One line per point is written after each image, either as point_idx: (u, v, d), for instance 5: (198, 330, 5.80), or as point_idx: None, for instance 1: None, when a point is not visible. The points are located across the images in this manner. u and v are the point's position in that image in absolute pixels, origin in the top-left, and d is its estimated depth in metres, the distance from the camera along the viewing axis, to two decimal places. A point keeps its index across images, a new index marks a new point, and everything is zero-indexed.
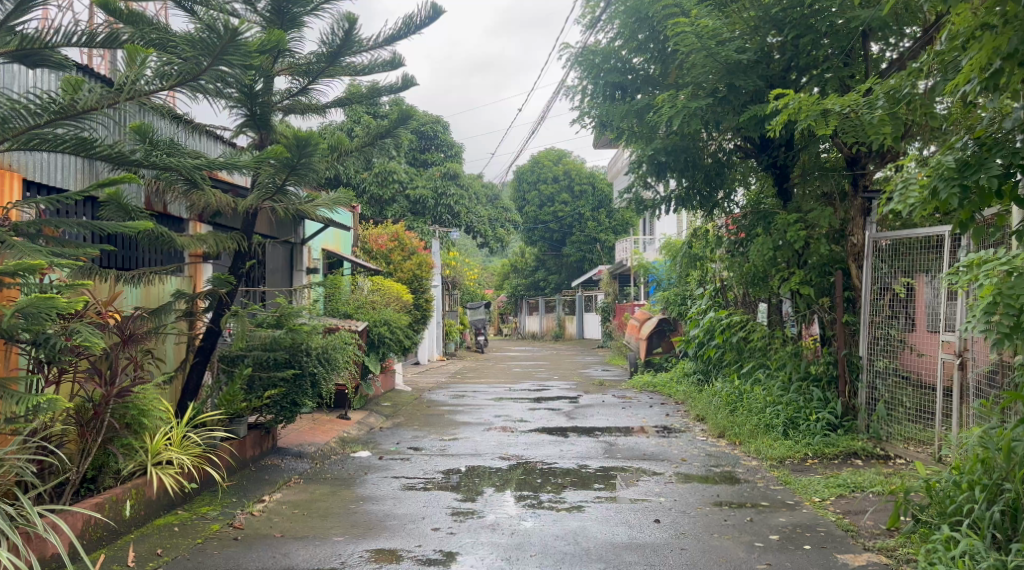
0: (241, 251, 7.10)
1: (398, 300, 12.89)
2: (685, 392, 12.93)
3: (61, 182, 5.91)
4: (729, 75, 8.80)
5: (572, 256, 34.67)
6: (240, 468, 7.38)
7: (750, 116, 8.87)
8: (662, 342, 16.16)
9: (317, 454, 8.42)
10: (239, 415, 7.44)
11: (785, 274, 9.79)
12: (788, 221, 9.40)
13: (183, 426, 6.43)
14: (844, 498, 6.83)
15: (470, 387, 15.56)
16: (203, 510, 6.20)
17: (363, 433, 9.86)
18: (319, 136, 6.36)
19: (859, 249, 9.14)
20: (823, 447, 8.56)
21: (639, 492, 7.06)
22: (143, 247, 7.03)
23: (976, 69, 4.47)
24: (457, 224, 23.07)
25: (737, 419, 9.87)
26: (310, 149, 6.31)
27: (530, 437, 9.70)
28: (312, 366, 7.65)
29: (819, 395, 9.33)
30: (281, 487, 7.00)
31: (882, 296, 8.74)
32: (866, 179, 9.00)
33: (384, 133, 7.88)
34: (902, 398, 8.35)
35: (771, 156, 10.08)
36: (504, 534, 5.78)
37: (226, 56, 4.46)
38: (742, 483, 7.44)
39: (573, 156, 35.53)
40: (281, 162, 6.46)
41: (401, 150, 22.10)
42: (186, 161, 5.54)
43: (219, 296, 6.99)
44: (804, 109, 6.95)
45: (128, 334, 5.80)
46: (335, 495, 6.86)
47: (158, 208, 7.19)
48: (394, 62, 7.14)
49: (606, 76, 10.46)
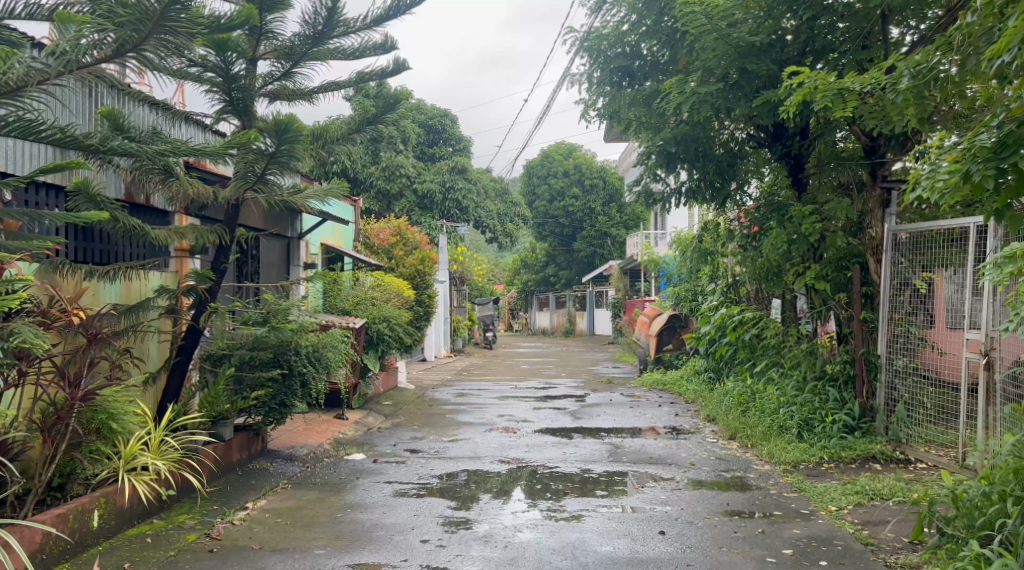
0: (223, 246, 6.71)
1: (399, 297, 12.51)
2: (695, 391, 12.51)
3: (18, 170, 5.54)
4: (741, 59, 8.35)
5: (582, 251, 34.21)
6: (225, 473, 7.02)
7: (763, 102, 8.45)
8: (673, 339, 15.70)
9: (309, 457, 8.05)
10: (224, 417, 7.09)
11: (800, 268, 9.35)
12: (803, 213, 9.02)
13: (160, 430, 6.07)
14: (862, 507, 6.43)
15: (476, 385, 15.23)
16: (180, 519, 5.85)
17: (359, 435, 9.49)
18: (302, 122, 6.01)
19: (877, 243, 8.69)
20: (839, 450, 8.16)
21: (644, 501, 6.65)
22: (123, 241, 6.72)
23: (1022, 32, 4.03)
24: (464, 219, 22.64)
25: (750, 420, 9.46)
26: (290, 134, 5.98)
27: (532, 439, 9.32)
28: (301, 365, 7.29)
29: (836, 395, 8.89)
30: (266, 494, 6.64)
31: (903, 290, 8.29)
32: (885, 168, 8.60)
33: (373, 120, 7.41)
34: (923, 399, 7.92)
35: (785, 146, 9.74)
36: (497, 547, 5.41)
37: (168, 22, 4.12)
38: (754, 490, 7.04)
39: (584, 150, 35.07)
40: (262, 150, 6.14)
41: (408, 144, 21.74)
42: (148, 148, 4.94)
43: (201, 293, 6.62)
44: (821, 90, 6.54)
45: (94, 334, 5.49)
46: (323, 502, 6.49)
47: (139, 199, 6.83)
48: (385, 45, 6.76)
49: (613, 62, 10.04)
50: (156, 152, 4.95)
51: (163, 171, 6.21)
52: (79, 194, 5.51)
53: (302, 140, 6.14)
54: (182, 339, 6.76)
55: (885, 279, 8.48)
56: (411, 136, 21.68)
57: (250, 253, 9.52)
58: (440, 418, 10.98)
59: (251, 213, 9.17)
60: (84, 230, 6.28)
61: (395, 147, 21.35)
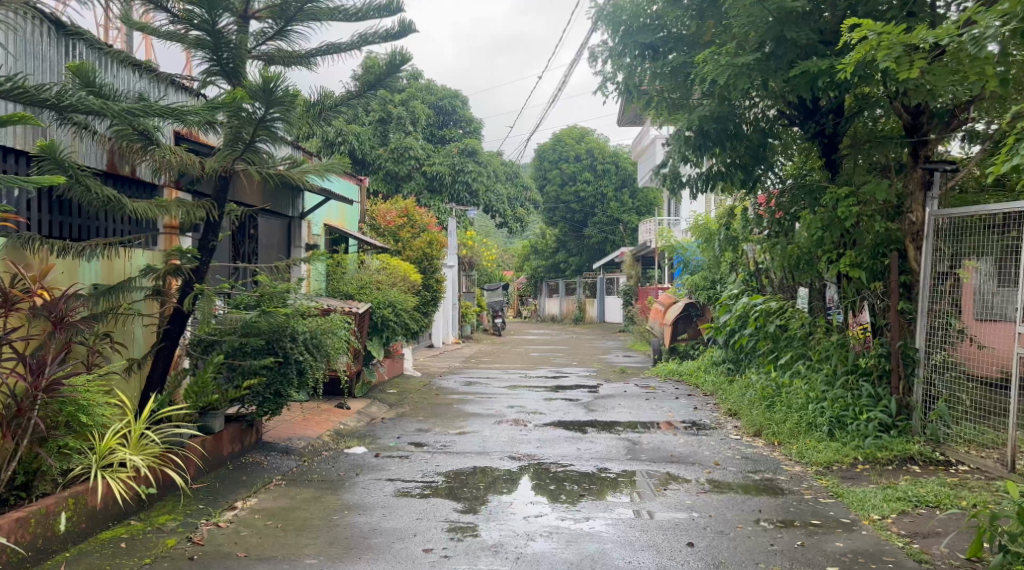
0: (212, 222, 6.13)
1: (406, 281, 11.94)
2: (714, 383, 11.96)
3: None
4: (778, 27, 7.86)
5: (594, 237, 33.56)
6: (214, 467, 6.47)
7: (801, 74, 7.91)
8: (689, 329, 15.04)
9: (306, 450, 7.51)
10: (213, 409, 6.54)
11: (833, 253, 8.72)
12: (838, 196, 8.40)
13: (141, 422, 5.53)
14: (907, 515, 5.88)
15: (483, 373, 14.71)
16: (160, 520, 5.30)
17: (361, 426, 8.94)
18: (288, 83, 5.46)
19: (917, 228, 8.09)
20: (875, 450, 7.60)
21: (667, 506, 6.09)
22: (106, 216, 6.22)
23: None
24: (475, 203, 22.05)
25: (776, 416, 8.89)
26: (278, 95, 5.41)
27: (544, 433, 8.76)
28: (296, 353, 6.72)
29: (870, 391, 8.30)
30: (258, 492, 6.12)
31: (947, 279, 7.73)
32: (928, 148, 8.07)
33: (375, 85, 6.67)
34: (964, 396, 7.37)
35: (818, 124, 9.10)
36: (508, 560, 4.89)
37: None
38: (787, 494, 6.47)
39: (597, 133, 34.30)
40: (251, 113, 5.58)
41: (418, 125, 21.16)
42: (117, 106, 4.50)
43: (187, 274, 6.08)
44: (887, 42, 5.93)
45: (59, 317, 5.07)
46: (318, 502, 5.94)
47: (124, 170, 6.32)
48: (389, 6, 6.17)
49: (636, 34, 9.40)
50: (123, 110, 4.56)
51: (142, 137, 5.69)
52: (47, 160, 5.02)
53: (296, 103, 5.59)
54: (167, 323, 6.20)
55: (926, 267, 7.86)
56: (420, 117, 21.15)
57: (247, 233, 8.98)
58: (446, 408, 10.45)
59: (248, 190, 8.63)
60: (60, 203, 5.78)
61: (404, 129, 20.82)
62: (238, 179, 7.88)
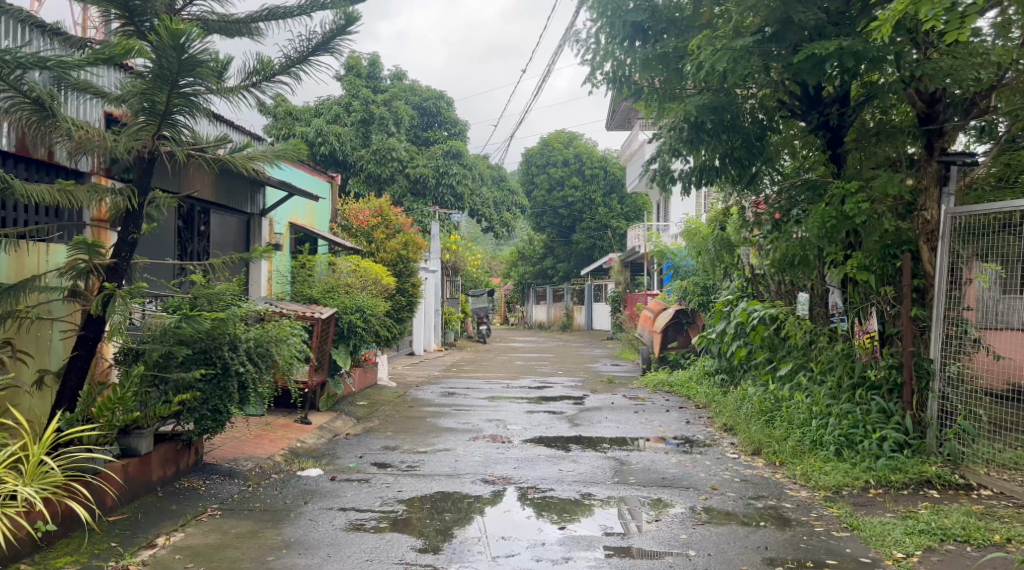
0: (132, 212, 5.22)
1: (378, 285, 11.08)
2: (707, 394, 11.15)
3: None
4: (785, 7, 7.19)
5: (581, 243, 32.76)
6: (138, 495, 5.60)
7: (808, 58, 7.17)
8: (678, 337, 14.20)
9: (253, 472, 6.64)
10: (137, 427, 5.61)
11: (838, 255, 7.91)
12: (846, 190, 7.45)
13: (41, 448, 4.72)
14: (934, 553, 5.11)
15: (462, 383, 13.84)
16: (57, 564, 4.50)
17: (321, 444, 8.07)
18: (200, 39, 4.67)
19: (933, 227, 7.28)
20: (887, 472, 6.80)
21: (659, 541, 5.26)
22: (13, 204, 5.45)
23: None
24: (459, 206, 21.20)
25: (775, 433, 8.05)
26: (189, 52, 4.64)
27: (522, 452, 7.93)
28: (237, 363, 5.94)
29: (880, 406, 7.47)
30: (186, 525, 5.30)
31: (962, 285, 6.97)
32: (944, 140, 7.31)
33: (320, 49, 5.75)
34: (982, 411, 6.62)
35: (822, 114, 8.28)
36: None
37: None
38: (795, 526, 5.67)
39: (586, 138, 33.53)
40: (155, 68, 4.78)
41: (401, 126, 20.28)
42: None
43: (102, 274, 5.22)
44: None
45: None
46: (254, 539, 5.11)
47: (38, 153, 5.55)
48: None
49: (626, 19, 8.46)
50: None
51: (40, 107, 4.93)
52: None
53: (213, 64, 4.80)
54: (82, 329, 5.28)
55: (941, 270, 7.09)
56: (403, 118, 20.28)
57: (197, 229, 8.18)
58: (419, 422, 9.60)
59: (194, 178, 7.83)
60: None
61: (386, 130, 19.82)
62: (160, 168, 7.25)
